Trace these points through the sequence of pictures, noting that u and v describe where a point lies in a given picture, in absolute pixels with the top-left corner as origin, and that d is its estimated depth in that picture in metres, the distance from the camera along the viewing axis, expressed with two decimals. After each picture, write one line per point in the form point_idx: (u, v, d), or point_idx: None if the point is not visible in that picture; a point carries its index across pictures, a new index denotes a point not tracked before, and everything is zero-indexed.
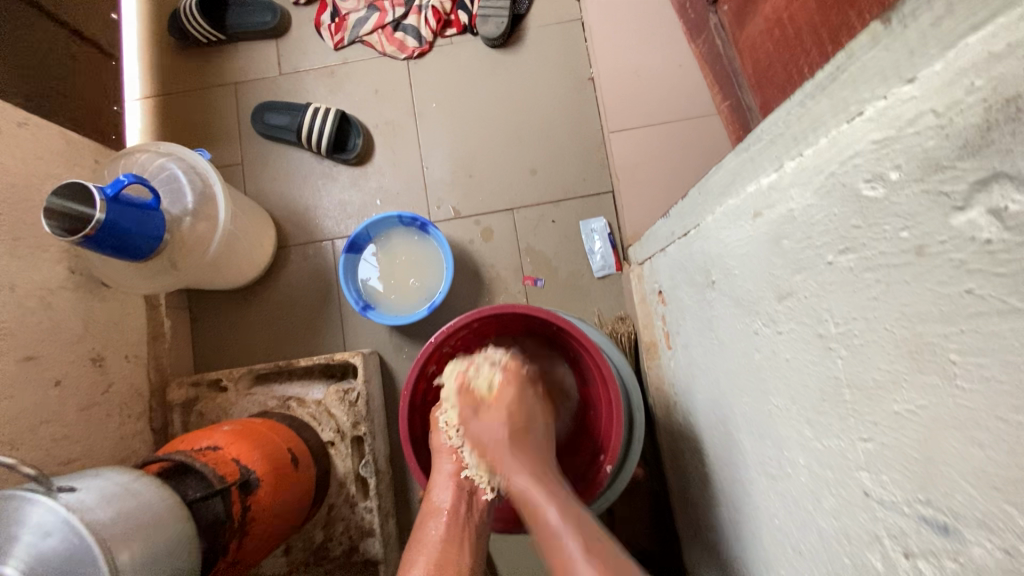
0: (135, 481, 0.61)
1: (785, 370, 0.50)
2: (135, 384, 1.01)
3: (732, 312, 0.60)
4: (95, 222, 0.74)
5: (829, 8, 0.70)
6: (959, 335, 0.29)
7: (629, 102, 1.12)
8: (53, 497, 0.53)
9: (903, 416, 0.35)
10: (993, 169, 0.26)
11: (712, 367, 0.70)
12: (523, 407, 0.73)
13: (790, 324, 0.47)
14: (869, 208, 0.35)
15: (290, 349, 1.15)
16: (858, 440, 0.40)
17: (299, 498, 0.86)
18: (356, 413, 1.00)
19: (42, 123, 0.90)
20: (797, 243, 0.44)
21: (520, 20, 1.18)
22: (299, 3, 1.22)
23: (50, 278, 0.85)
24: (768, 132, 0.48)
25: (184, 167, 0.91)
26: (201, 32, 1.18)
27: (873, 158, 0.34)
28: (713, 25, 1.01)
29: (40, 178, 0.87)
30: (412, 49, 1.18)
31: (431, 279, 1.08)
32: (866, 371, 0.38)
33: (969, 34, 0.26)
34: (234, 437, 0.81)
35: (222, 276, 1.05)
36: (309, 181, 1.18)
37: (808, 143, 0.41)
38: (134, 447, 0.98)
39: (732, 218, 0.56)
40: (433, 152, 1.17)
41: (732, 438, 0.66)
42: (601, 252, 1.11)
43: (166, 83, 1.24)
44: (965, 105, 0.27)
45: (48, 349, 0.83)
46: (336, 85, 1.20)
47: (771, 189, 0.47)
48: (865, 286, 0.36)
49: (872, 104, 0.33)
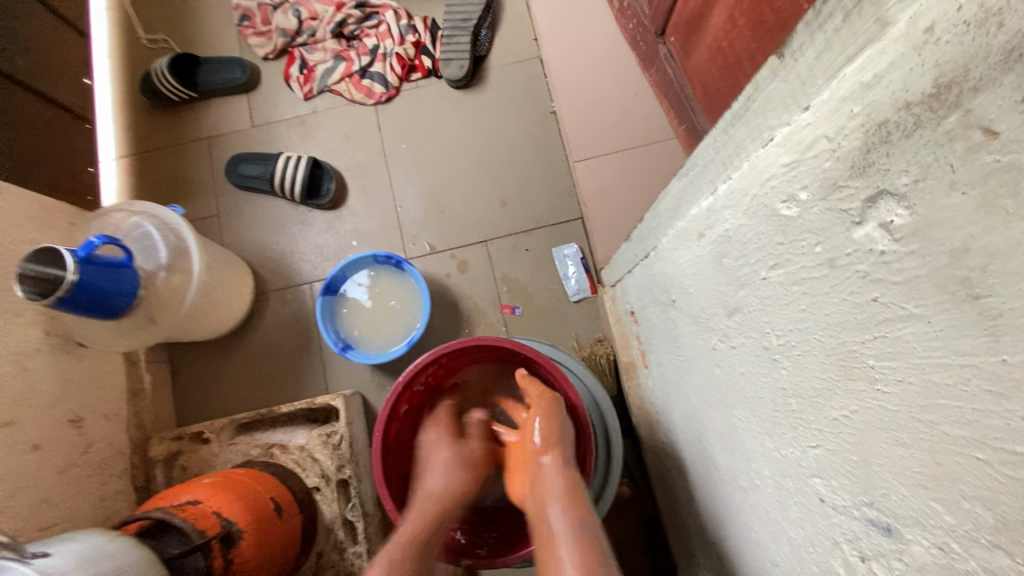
0: (110, 543, 0.61)
1: (741, 384, 0.51)
2: (116, 442, 1.00)
3: (691, 329, 0.62)
4: (67, 283, 0.75)
5: (763, 35, 0.74)
6: (873, 341, 0.31)
7: (591, 132, 1.16)
8: (26, 564, 0.52)
9: (841, 421, 0.36)
10: (877, 187, 0.28)
11: (683, 384, 0.71)
12: (555, 410, 0.69)
13: (740, 338, 0.49)
14: (787, 225, 0.37)
15: (273, 395, 1.14)
16: (808, 447, 0.42)
17: (285, 549, 0.85)
18: (341, 456, 0.99)
19: (15, 191, 0.92)
20: (736, 260, 0.46)
21: (481, 61, 1.23)
22: (268, 57, 1.26)
23: (26, 341, 0.85)
24: (701, 158, 0.51)
25: (156, 224, 0.93)
26: (172, 90, 1.22)
27: (785, 180, 0.36)
28: (663, 55, 1.07)
29: (13, 244, 0.88)
30: (379, 95, 1.22)
31: (410, 315, 1.09)
32: (806, 380, 0.40)
33: (845, 66, 0.29)
34: (215, 489, 0.80)
35: (200, 328, 1.06)
36: (285, 227, 1.20)
37: (734, 167, 0.44)
38: (116, 507, 0.96)
39: (682, 240, 0.58)
40: (405, 191, 1.20)
41: (708, 454, 0.67)
42: (575, 277, 1.13)
43: (141, 141, 1.27)
44: (849, 129, 0.29)
45: (24, 413, 0.82)
46: (308, 133, 1.23)
47: (709, 211, 0.50)
48: (794, 299, 0.38)
49: (779, 130, 0.36)
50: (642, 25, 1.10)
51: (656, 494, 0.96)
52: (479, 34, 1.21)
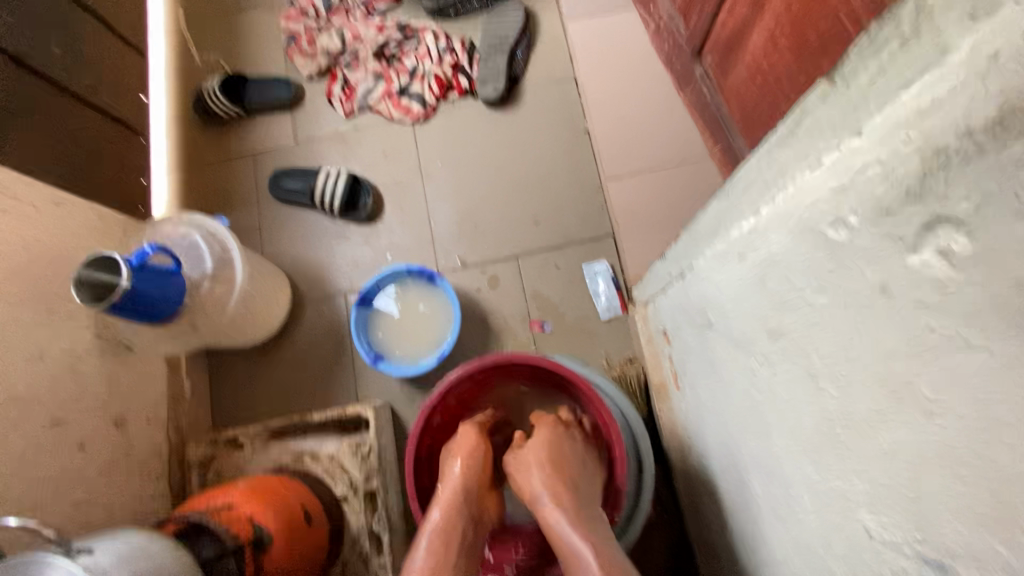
0: (151, 542, 0.62)
1: (783, 410, 0.50)
2: (155, 444, 1.03)
3: (730, 352, 0.61)
4: (120, 290, 0.79)
5: (804, 57, 0.74)
6: (929, 371, 0.30)
7: (624, 151, 1.17)
8: (72, 561, 0.54)
9: (892, 453, 0.35)
10: (935, 214, 0.27)
11: (719, 407, 0.70)
12: (530, 460, 0.68)
13: (783, 362, 0.48)
14: (836, 250, 0.37)
15: (305, 403, 1.17)
16: (856, 479, 0.40)
17: (313, 557, 0.86)
18: (369, 467, 1.00)
19: (75, 202, 0.98)
20: (779, 283, 0.45)
21: (517, 81, 1.25)
22: (313, 77, 1.31)
23: (78, 344, 0.90)
24: (744, 179, 0.50)
25: (204, 234, 0.97)
26: (222, 108, 1.28)
27: (834, 204, 0.36)
28: (699, 76, 1.06)
29: (71, 252, 0.94)
30: (417, 113, 1.26)
31: (441, 329, 1.10)
32: (855, 409, 0.39)
33: (902, 91, 0.29)
34: (249, 495, 0.82)
35: (240, 335, 1.09)
36: (323, 239, 1.24)
37: (779, 190, 0.44)
38: (152, 509, 0.99)
39: (721, 261, 0.58)
40: (439, 207, 1.22)
41: (744, 481, 0.65)
42: (606, 294, 1.12)
43: (191, 155, 1.33)
44: (904, 155, 0.29)
45: (73, 413, 0.87)
46: (347, 149, 1.27)
47: (751, 233, 0.49)
48: (842, 325, 0.38)
49: (829, 154, 0.36)
50: (678, 46, 1.10)
51: (686, 518, 0.94)
52: (515, 56, 1.24)
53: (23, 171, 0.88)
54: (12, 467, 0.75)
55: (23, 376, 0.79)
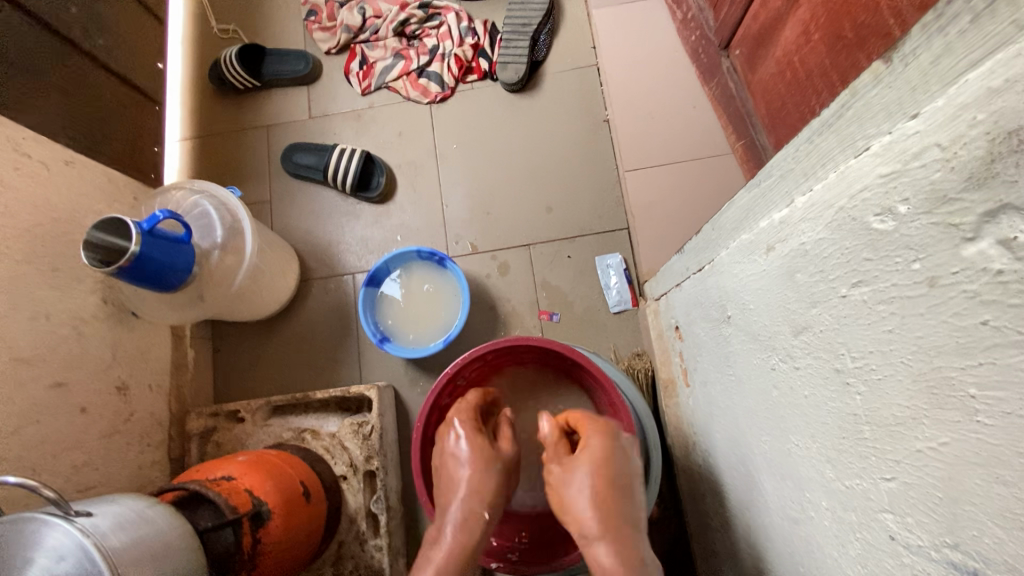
0: (149, 509, 0.62)
1: (803, 408, 0.49)
2: (156, 413, 1.03)
3: (748, 347, 0.60)
4: (130, 254, 0.78)
5: (838, 51, 0.72)
6: (977, 368, 0.29)
7: (644, 142, 1.15)
8: (71, 521, 0.54)
9: (926, 454, 0.34)
10: (1001, 200, 0.26)
11: (731, 405, 0.68)
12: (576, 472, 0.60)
13: (807, 358, 0.47)
14: (879, 240, 0.35)
15: (308, 380, 1.16)
16: (880, 480, 0.39)
17: (310, 533, 0.86)
18: (369, 447, 0.99)
19: (87, 164, 0.97)
20: (811, 276, 0.44)
21: (538, 67, 1.23)
22: (331, 52, 1.30)
23: (83, 307, 0.89)
24: (777, 168, 0.49)
25: (215, 204, 0.96)
26: (238, 79, 1.26)
27: (881, 192, 0.34)
28: (726, 69, 1.05)
29: (81, 214, 0.93)
30: (435, 94, 1.24)
31: (449, 313, 1.09)
32: (885, 408, 0.37)
33: (970, 70, 0.27)
34: (249, 468, 0.81)
35: (246, 308, 1.08)
36: (334, 217, 1.22)
37: (817, 178, 0.42)
38: (150, 477, 0.99)
39: (745, 253, 0.56)
40: (453, 191, 1.21)
41: (753, 480, 0.64)
42: (617, 288, 1.11)
43: (205, 125, 1.31)
44: (968, 138, 0.27)
45: (76, 376, 0.86)
46: (362, 127, 1.26)
47: (782, 223, 0.48)
48: (879, 319, 0.36)
49: (878, 139, 0.34)
50: (706, 38, 1.09)
51: (686, 516, 0.93)
52: (538, 40, 1.21)
53: (32, 130, 0.87)
54: (13, 426, 0.74)
55: (28, 336, 0.79)
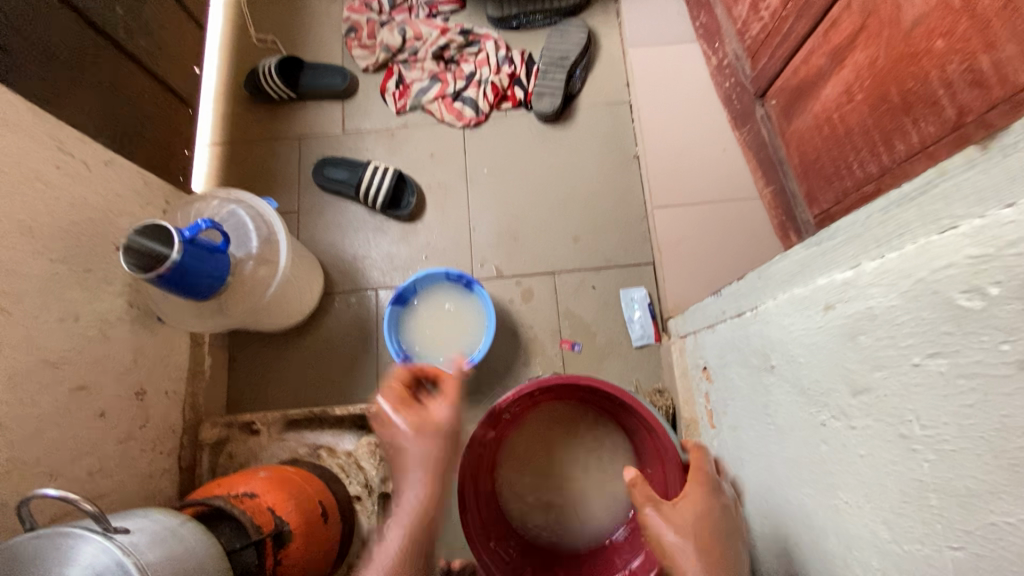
0: (181, 526, 0.61)
1: (857, 467, 0.50)
2: (170, 419, 1.01)
3: (793, 399, 0.61)
4: (169, 263, 0.78)
5: (882, 114, 0.75)
6: None
7: (673, 181, 1.17)
8: (107, 538, 0.52)
9: (1001, 528, 0.35)
10: None
11: (766, 452, 0.69)
12: None
13: (865, 419, 0.48)
14: (963, 316, 0.36)
15: (324, 395, 1.15)
16: (945, 548, 0.40)
17: (326, 555, 0.84)
18: (386, 469, 0.98)
19: (124, 165, 0.97)
20: (877, 340, 0.45)
21: (572, 99, 1.26)
22: (368, 70, 1.32)
23: (110, 309, 0.88)
24: (843, 231, 0.51)
25: (251, 214, 0.96)
26: (275, 90, 1.27)
27: (969, 272, 0.35)
28: (760, 117, 1.07)
29: (116, 215, 0.93)
30: (469, 118, 1.26)
31: (472, 337, 1.09)
32: (957, 478, 0.38)
33: None
34: (270, 485, 0.80)
35: (270, 319, 1.07)
36: (360, 232, 1.23)
37: (892, 248, 0.44)
38: (160, 485, 0.97)
39: (798, 307, 0.58)
40: (481, 214, 1.22)
41: (787, 530, 0.64)
42: (640, 321, 1.12)
43: (235, 132, 1.32)
44: None
45: (98, 379, 0.85)
46: (395, 146, 1.27)
47: (846, 284, 0.49)
48: (958, 392, 0.37)
49: (968, 220, 0.36)
50: (741, 85, 1.11)
51: None
52: (574, 74, 1.24)
53: (75, 129, 0.87)
54: (34, 429, 0.73)
55: (56, 337, 0.78)
